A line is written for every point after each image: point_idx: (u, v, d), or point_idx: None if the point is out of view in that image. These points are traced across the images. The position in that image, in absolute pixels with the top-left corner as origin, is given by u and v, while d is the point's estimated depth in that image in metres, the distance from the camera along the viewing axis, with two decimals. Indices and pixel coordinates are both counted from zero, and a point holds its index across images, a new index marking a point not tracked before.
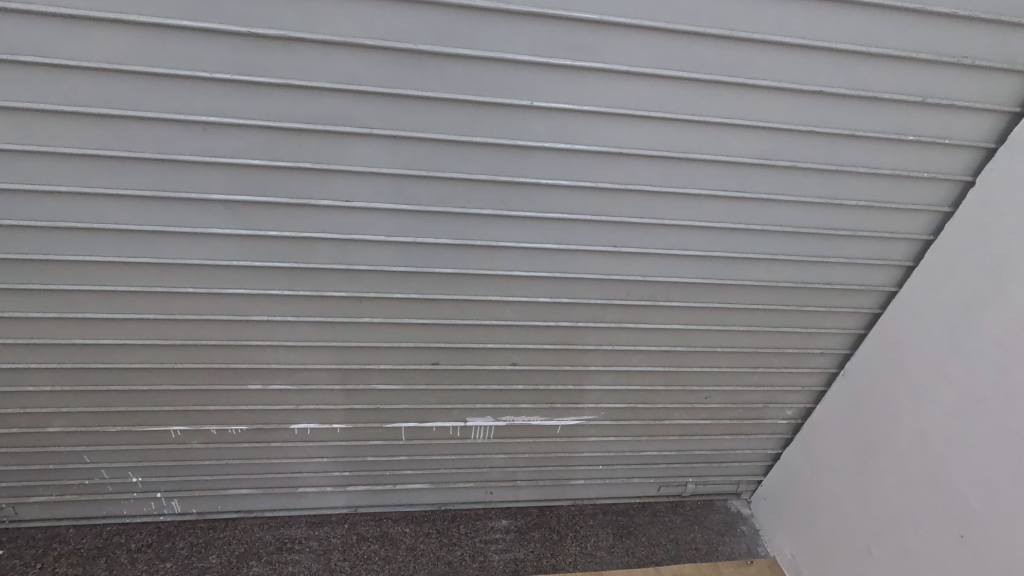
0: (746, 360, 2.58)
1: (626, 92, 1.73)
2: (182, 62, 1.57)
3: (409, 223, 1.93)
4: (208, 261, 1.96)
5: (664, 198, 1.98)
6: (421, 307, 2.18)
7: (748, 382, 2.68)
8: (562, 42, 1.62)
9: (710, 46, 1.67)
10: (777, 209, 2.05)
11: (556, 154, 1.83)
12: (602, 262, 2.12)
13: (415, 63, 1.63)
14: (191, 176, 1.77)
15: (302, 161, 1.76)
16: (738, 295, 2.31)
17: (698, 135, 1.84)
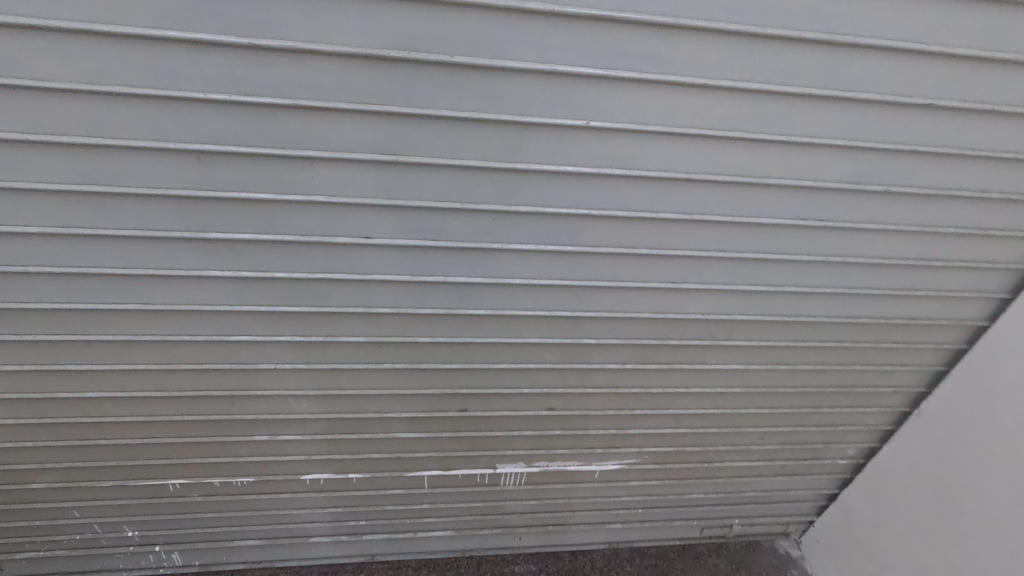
0: (808, 400, 2.31)
1: (698, 109, 1.45)
2: (171, 82, 1.31)
3: (438, 261, 1.67)
4: (206, 306, 1.70)
5: (733, 230, 1.70)
6: (448, 351, 1.92)
7: (808, 422, 2.41)
8: (626, 51, 1.35)
9: (800, 54, 1.40)
10: (861, 238, 1.77)
11: (611, 181, 1.56)
12: (655, 300, 1.85)
13: (451, 78, 1.36)
14: (185, 213, 1.51)
15: (315, 194, 1.50)
16: (807, 333, 2.03)
17: (778, 157, 1.56)
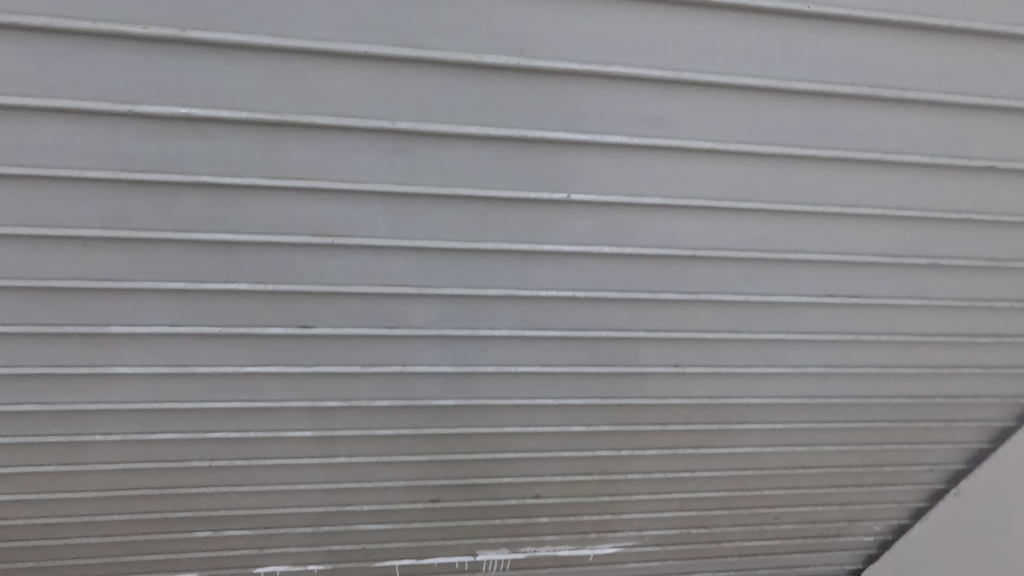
0: (830, 480, 2.02)
1: (708, 177, 1.16)
2: (32, 156, 1.00)
3: (394, 349, 1.40)
4: (117, 404, 1.41)
5: (747, 309, 1.43)
6: (413, 442, 1.64)
7: (832, 501, 2.12)
8: (617, 112, 1.05)
9: (838, 111, 1.10)
10: (900, 314, 1.49)
11: (600, 259, 1.28)
12: (657, 385, 1.58)
13: (393, 148, 1.05)
14: (77, 305, 1.22)
15: (237, 280, 1.22)
16: (832, 413, 1.75)
17: (806, 228, 1.27)
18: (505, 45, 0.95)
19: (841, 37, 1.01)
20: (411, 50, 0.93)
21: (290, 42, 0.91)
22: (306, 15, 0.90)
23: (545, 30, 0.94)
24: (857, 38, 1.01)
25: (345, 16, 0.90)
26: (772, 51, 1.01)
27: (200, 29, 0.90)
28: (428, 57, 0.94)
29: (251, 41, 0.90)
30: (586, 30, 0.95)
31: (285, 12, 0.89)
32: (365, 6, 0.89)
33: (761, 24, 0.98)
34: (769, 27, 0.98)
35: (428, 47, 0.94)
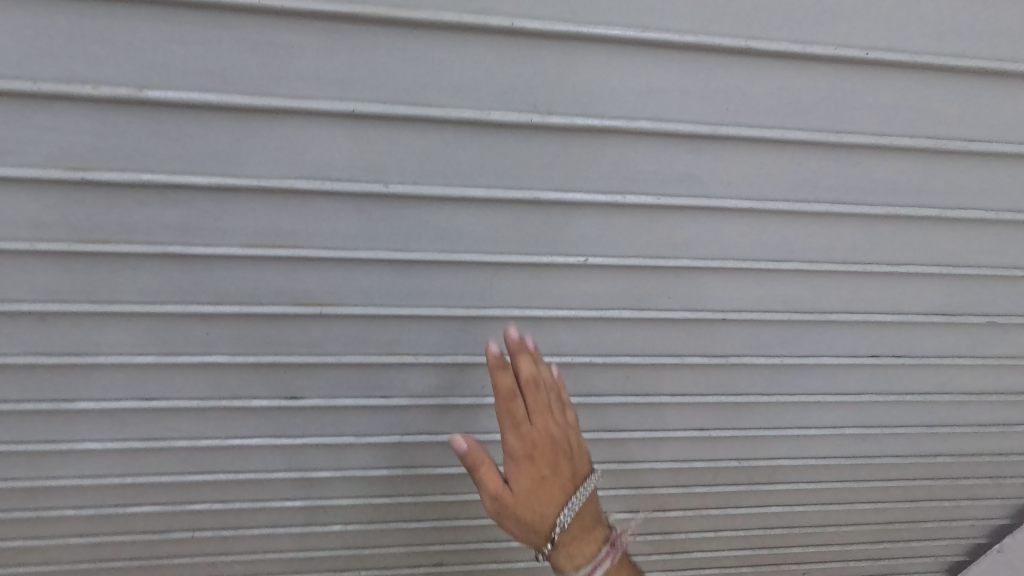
0: (878, 534, 1.82)
1: (744, 236, 1.03)
2: None
3: (391, 417, 1.27)
4: (85, 479, 1.27)
5: (780, 370, 1.29)
6: (413, 508, 1.50)
7: (875, 560, 1.92)
8: (643, 170, 0.92)
9: (894, 164, 0.96)
10: (946, 373, 1.36)
11: (619, 323, 1.15)
12: (678, 447, 1.45)
13: (386, 212, 0.93)
14: (36, 381, 1.08)
15: (214, 352, 1.09)
16: (870, 472, 1.60)
17: (850, 287, 1.14)
18: (515, 100, 0.82)
19: (901, 84, 0.88)
20: (405, 106, 0.80)
21: (262, 101, 0.78)
22: (285, 71, 0.76)
23: (562, 83, 0.81)
24: (920, 85, 0.88)
25: (331, 71, 0.77)
26: (823, 100, 0.88)
27: (159, 88, 0.76)
28: (428, 115, 0.81)
29: (221, 100, 0.77)
30: (610, 81, 0.82)
31: (259, 67, 0.76)
32: (354, 60, 0.77)
33: (811, 72, 0.85)
34: (819, 76, 0.86)
35: (427, 104, 0.81)
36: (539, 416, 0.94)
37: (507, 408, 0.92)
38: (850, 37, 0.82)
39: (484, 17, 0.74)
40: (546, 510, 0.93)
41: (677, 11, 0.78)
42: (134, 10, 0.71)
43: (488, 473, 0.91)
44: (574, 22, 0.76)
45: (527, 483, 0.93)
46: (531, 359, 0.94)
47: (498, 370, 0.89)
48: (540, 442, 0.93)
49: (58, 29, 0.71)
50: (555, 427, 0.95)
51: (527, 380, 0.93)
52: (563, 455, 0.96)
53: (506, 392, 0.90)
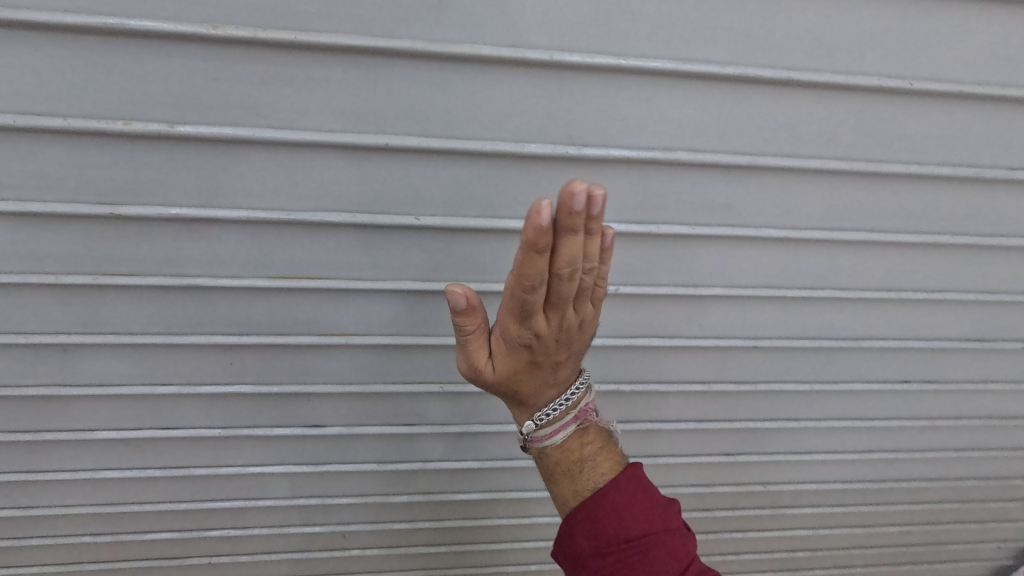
0: (902, 559, 1.78)
1: (779, 265, 1.01)
2: None
3: (414, 443, 1.26)
4: (103, 507, 1.25)
5: (810, 395, 1.27)
6: (433, 532, 1.48)
7: None
8: (678, 201, 0.91)
9: (935, 193, 0.94)
10: (978, 398, 1.34)
11: (648, 350, 1.13)
12: (703, 471, 1.43)
13: (416, 243, 0.91)
14: (56, 411, 1.07)
15: (237, 381, 1.07)
16: (898, 496, 1.56)
17: (883, 314, 1.12)
18: (551, 132, 0.81)
19: (944, 113, 0.86)
20: (438, 140, 0.79)
21: (295, 136, 0.76)
22: (319, 105, 0.75)
23: (599, 115, 0.80)
24: (964, 114, 0.86)
25: (366, 105, 0.76)
26: (864, 129, 0.86)
27: (190, 124, 0.74)
28: (462, 149, 0.80)
29: (252, 136, 0.75)
30: (647, 113, 0.81)
31: (293, 102, 0.74)
32: (389, 94, 0.75)
33: (852, 102, 0.84)
34: (861, 106, 0.84)
35: (462, 137, 0.80)
36: (559, 309, 0.66)
37: (524, 296, 0.61)
38: (892, 68, 0.81)
39: (522, 51, 0.74)
40: (533, 384, 0.79)
41: (717, 44, 0.77)
42: (169, 47, 0.69)
43: (478, 339, 0.71)
44: (614, 55, 0.76)
45: (517, 364, 0.74)
46: (587, 233, 0.57)
47: (532, 248, 0.55)
48: (548, 333, 0.70)
49: (89, 65, 0.69)
50: (574, 316, 0.70)
51: (561, 271, 0.60)
52: (572, 341, 0.75)
53: (532, 277, 0.59)
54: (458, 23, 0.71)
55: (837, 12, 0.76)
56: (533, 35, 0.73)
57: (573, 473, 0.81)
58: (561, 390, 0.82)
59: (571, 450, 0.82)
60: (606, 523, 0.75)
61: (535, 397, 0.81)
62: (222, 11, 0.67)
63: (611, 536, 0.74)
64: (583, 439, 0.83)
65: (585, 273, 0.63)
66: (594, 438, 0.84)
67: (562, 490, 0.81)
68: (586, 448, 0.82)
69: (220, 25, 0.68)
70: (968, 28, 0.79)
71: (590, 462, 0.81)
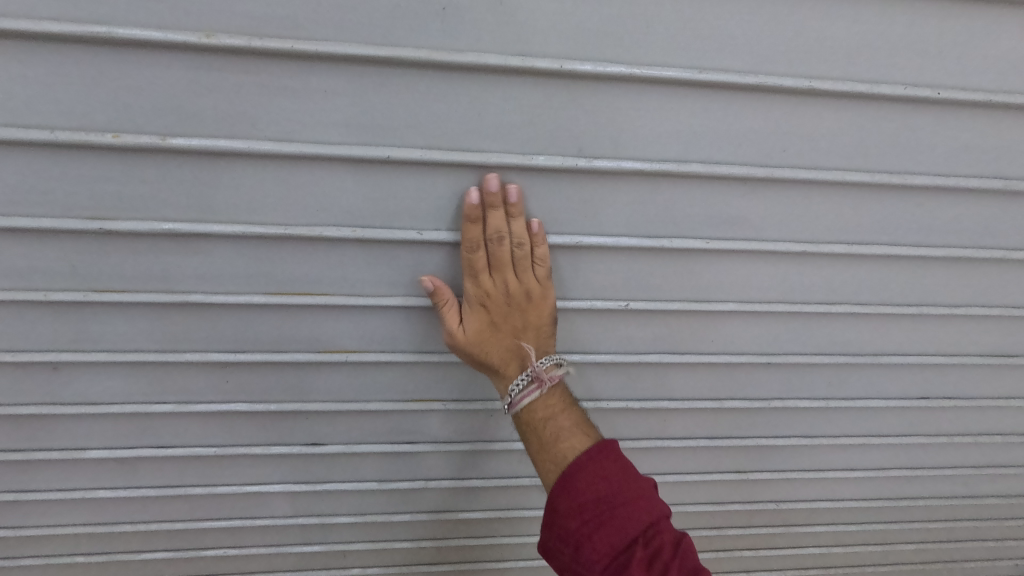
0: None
1: (795, 279, 0.97)
2: None
3: (417, 460, 1.23)
4: (94, 527, 1.21)
5: (825, 412, 1.23)
6: (436, 551, 1.43)
7: None
8: (692, 214, 0.87)
9: (959, 205, 0.91)
10: (999, 414, 1.29)
11: (658, 367, 1.09)
12: (714, 489, 1.38)
13: (418, 257, 0.88)
14: (47, 429, 1.03)
15: (233, 399, 1.04)
16: (914, 514, 1.52)
17: (902, 329, 1.08)
18: (560, 143, 0.78)
19: (970, 123, 0.82)
20: (442, 151, 0.76)
21: (292, 148, 0.73)
22: (317, 116, 0.72)
23: (610, 126, 0.77)
24: (991, 124, 0.83)
25: (366, 116, 0.72)
26: (886, 139, 0.83)
27: (183, 136, 0.71)
28: (467, 161, 0.77)
29: (248, 148, 0.72)
30: (660, 123, 0.78)
31: (290, 113, 0.71)
32: (391, 104, 0.72)
33: (874, 111, 0.80)
34: (883, 116, 0.81)
35: (467, 148, 0.77)
36: (501, 272, 0.83)
37: (468, 259, 0.81)
38: (917, 76, 0.78)
39: (531, 59, 0.70)
40: (498, 349, 0.90)
41: (734, 51, 0.73)
42: (161, 56, 0.66)
43: (452, 312, 0.87)
44: (626, 63, 0.72)
45: (480, 327, 0.88)
46: (507, 212, 0.80)
47: (467, 220, 0.79)
48: (497, 295, 0.85)
49: (78, 75, 0.66)
50: (520, 283, 0.85)
51: (491, 236, 0.80)
52: (524, 309, 0.87)
53: (471, 244, 0.80)
54: (463, 30, 0.68)
55: (860, 19, 0.73)
56: (542, 43, 0.70)
57: (547, 446, 0.89)
58: (525, 361, 0.91)
59: (543, 421, 0.91)
60: (581, 487, 0.83)
61: (505, 365, 0.91)
62: (215, 18, 0.64)
63: (587, 499, 0.83)
64: (552, 411, 0.92)
65: (515, 244, 0.82)
66: (564, 409, 0.93)
67: (540, 462, 0.90)
68: (555, 418, 0.91)
69: (213, 33, 0.65)
70: (998, 35, 0.75)
71: (563, 434, 0.89)
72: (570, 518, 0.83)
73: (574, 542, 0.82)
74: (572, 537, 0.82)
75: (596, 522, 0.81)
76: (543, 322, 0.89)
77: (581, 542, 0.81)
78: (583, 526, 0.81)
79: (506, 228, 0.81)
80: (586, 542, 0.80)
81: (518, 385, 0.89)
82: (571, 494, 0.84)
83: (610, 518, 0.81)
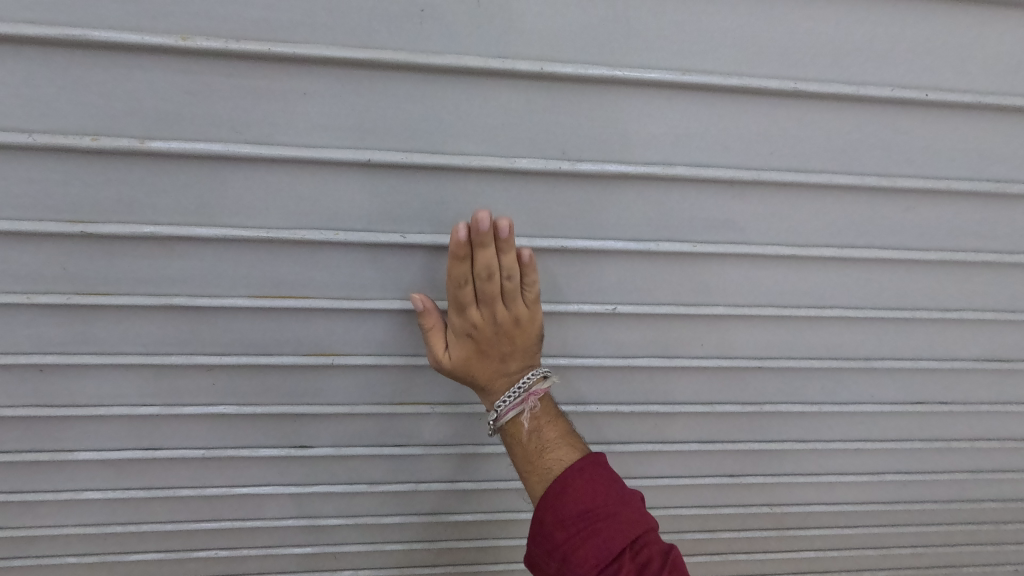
0: None
1: (784, 283, 0.97)
2: None
3: (407, 463, 1.22)
4: (83, 529, 1.20)
5: (817, 417, 1.22)
6: (427, 553, 1.43)
7: None
8: (678, 217, 0.86)
9: (949, 209, 0.90)
10: (995, 419, 1.28)
11: (648, 371, 1.09)
12: (706, 493, 1.37)
13: (402, 261, 0.87)
14: (33, 431, 1.03)
15: (220, 401, 1.03)
16: (910, 518, 1.51)
17: (894, 333, 1.07)
18: (543, 146, 0.77)
19: (960, 126, 0.81)
20: (423, 155, 0.75)
21: (271, 151, 0.72)
22: (297, 119, 0.71)
23: (593, 128, 0.76)
24: (981, 126, 0.82)
25: (345, 119, 0.72)
26: (875, 142, 0.82)
27: (162, 139, 0.71)
28: (448, 164, 0.76)
29: (227, 151, 0.72)
30: (645, 125, 0.77)
31: (268, 116, 0.71)
32: (370, 107, 0.71)
33: (863, 114, 0.79)
34: (871, 119, 0.80)
35: (449, 152, 0.76)
36: (489, 303, 0.82)
37: (456, 292, 0.80)
38: (905, 78, 0.77)
39: (511, 62, 0.70)
40: (485, 369, 0.91)
41: (718, 53, 0.73)
42: (137, 59, 0.66)
43: (438, 335, 0.88)
44: (609, 66, 0.72)
45: (467, 352, 0.88)
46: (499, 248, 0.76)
47: (455, 258, 0.76)
48: (485, 323, 0.85)
49: (54, 78, 0.66)
50: (509, 312, 0.84)
51: (480, 274, 0.77)
52: (513, 335, 0.87)
53: (458, 280, 0.78)
54: (442, 33, 0.67)
55: (847, 21, 0.72)
56: (522, 46, 0.69)
57: (534, 458, 0.90)
58: (511, 379, 0.92)
59: (529, 433, 0.92)
60: (567, 500, 0.84)
61: (491, 382, 0.92)
62: (191, 21, 0.64)
63: (574, 510, 0.83)
64: (538, 424, 0.93)
65: (504, 278, 0.80)
66: (549, 422, 0.94)
67: (526, 475, 0.91)
68: (541, 430, 0.92)
69: (189, 36, 0.64)
70: (987, 37, 0.75)
71: (549, 446, 0.91)
72: (558, 530, 0.83)
73: (560, 555, 0.82)
74: (559, 550, 0.82)
75: (582, 535, 0.81)
76: (530, 344, 0.89)
77: (568, 555, 0.80)
78: (569, 539, 0.81)
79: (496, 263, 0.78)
80: (573, 553, 0.80)
81: (506, 403, 0.90)
82: (558, 508, 0.84)
83: (597, 531, 0.80)
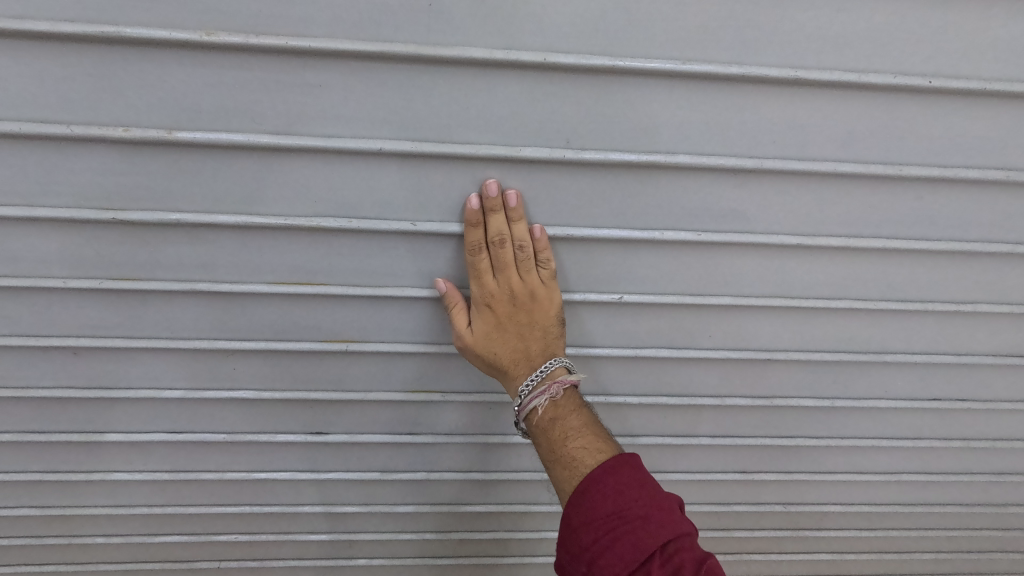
0: None
1: (792, 273, 0.97)
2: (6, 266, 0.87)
3: (419, 452, 1.24)
4: (111, 510, 1.25)
5: (831, 413, 1.21)
6: (440, 544, 1.45)
7: None
8: (683, 207, 0.88)
9: (959, 198, 0.89)
10: (1017, 418, 1.25)
11: (656, 361, 1.09)
12: (719, 489, 1.37)
13: (413, 249, 0.90)
14: (67, 412, 1.08)
15: (240, 386, 1.07)
16: (931, 520, 1.47)
17: (907, 327, 1.06)
18: (548, 135, 0.79)
19: (969, 114, 0.81)
20: (431, 144, 0.78)
21: (288, 141, 0.76)
22: (312, 110, 0.75)
23: (597, 119, 0.78)
24: (990, 115, 0.81)
25: (358, 110, 0.75)
26: (880, 131, 0.82)
27: (188, 130, 0.75)
28: (456, 153, 0.79)
29: (248, 141, 0.76)
30: (648, 116, 0.79)
31: (285, 108, 0.75)
32: (382, 98, 0.75)
33: (869, 102, 0.80)
34: (877, 107, 0.80)
35: (457, 141, 0.79)
36: (506, 275, 0.86)
37: (474, 261, 0.85)
38: (908, 66, 0.77)
39: (516, 53, 0.72)
40: (507, 352, 0.93)
41: (718, 43, 0.74)
42: (165, 54, 0.70)
43: (462, 316, 0.91)
44: (611, 55, 0.74)
45: (489, 332, 0.91)
46: (509, 217, 0.84)
47: (469, 225, 0.84)
48: (503, 296, 0.89)
49: (91, 73, 0.71)
50: (524, 285, 0.88)
51: (492, 240, 0.84)
52: (530, 311, 0.90)
53: (474, 248, 0.84)
54: (449, 25, 0.70)
55: (847, 10, 0.73)
56: (527, 35, 0.72)
57: (558, 448, 0.91)
58: (534, 366, 0.93)
59: (552, 422, 0.93)
60: (595, 500, 0.83)
61: (514, 367, 0.94)
62: (215, 17, 0.68)
63: (602, 514, 0.82)
64: (563, 414, 0.93)
65: (518, 248, 0.85)
66: (573, 412, 0.94)
67: (553, 467, 0.91)
68: (566, 420, 0.93)
69: (213, 31, 0.69)
70: (991, 24, 0.74)
71: (572, 435, 0.91)
72: (585, 535, 0.82)
73: (589, 559, 0.81)
74: (587, 553, 0.81)
75: (608, 539, 0.80)
76: (549, 321, 0.92)
77: (596, 558, 0.80)
78: (596, 543, 0.81)
79: (508, 231, 0.84)
80: (601, 559, 0.79)
81: (528, 389, 0.92)
82: (586, 508, 0.84)
83: (624, 534, 0.79)
